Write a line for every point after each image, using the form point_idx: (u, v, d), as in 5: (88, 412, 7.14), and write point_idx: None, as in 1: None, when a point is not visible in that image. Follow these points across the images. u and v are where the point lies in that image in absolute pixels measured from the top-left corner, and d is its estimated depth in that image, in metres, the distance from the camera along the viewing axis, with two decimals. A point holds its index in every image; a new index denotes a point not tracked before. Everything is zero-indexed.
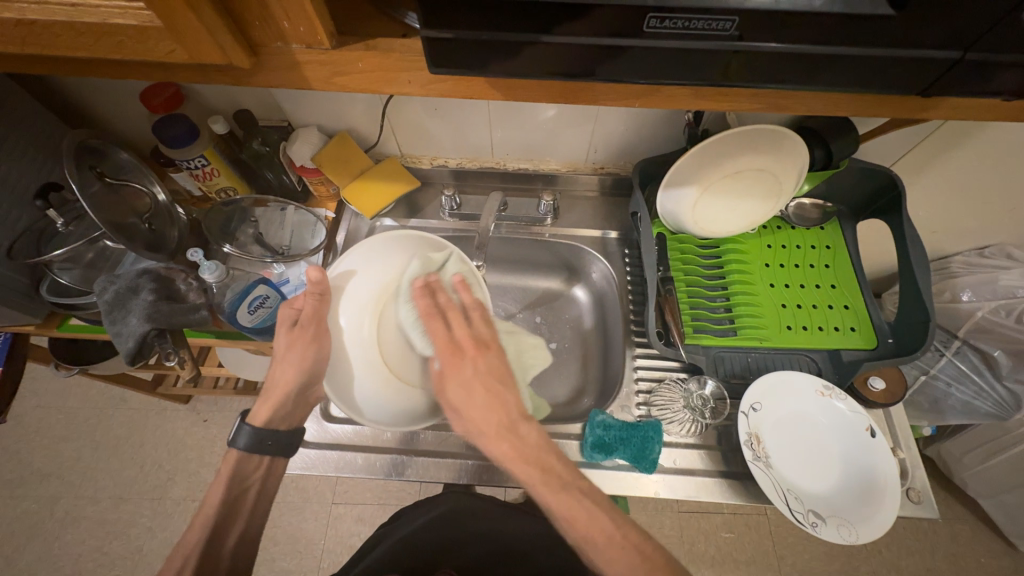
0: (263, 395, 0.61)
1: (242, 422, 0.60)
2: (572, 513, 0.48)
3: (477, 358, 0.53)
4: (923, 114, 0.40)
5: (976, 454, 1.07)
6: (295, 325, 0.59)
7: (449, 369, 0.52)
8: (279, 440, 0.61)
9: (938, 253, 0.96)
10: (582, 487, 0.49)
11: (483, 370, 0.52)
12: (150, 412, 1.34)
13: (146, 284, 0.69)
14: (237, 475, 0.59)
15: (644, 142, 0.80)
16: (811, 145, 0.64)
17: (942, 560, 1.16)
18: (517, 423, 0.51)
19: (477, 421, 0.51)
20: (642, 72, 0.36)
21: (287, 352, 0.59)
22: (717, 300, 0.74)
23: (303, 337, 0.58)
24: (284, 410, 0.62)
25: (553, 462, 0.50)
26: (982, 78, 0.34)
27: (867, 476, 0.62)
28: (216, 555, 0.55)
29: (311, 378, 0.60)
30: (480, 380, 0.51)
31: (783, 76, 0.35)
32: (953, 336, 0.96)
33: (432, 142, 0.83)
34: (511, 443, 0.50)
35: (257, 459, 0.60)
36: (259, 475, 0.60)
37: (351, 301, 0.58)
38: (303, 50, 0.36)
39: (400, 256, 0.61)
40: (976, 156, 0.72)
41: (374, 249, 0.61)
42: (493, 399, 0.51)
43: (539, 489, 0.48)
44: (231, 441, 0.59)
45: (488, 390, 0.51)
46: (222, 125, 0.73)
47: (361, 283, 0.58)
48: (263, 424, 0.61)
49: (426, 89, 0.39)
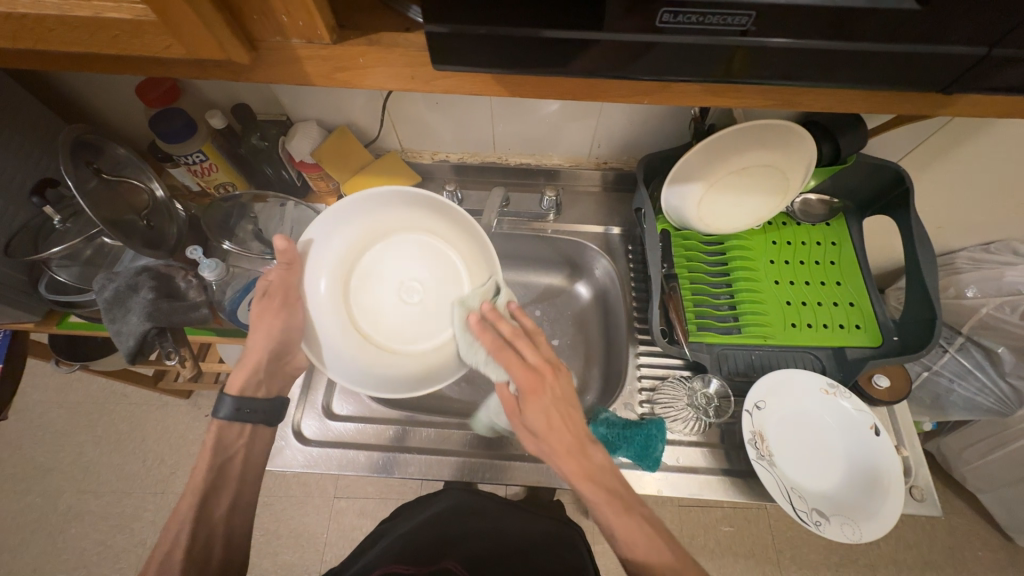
0: (239, 364, 0.61)
1: (221, 392, 0.59)
2: (633, 539, 0.49)
3: (553, 381, 0.55)
4: (939, 111, 0.39)
5: (976, 449, 1.08)
6: (266, 295, 0.60)
7: (528, 399, 0.54)
8: (264, 407, 0.61)
9: (944, 249, 0.95)
10: (644, 514, 0.51)
11: (560, 394, 0.54)
12: (152, 407, 1.35)
13: (145, 282, 0.68)
14: (221, 442, 0.59)
15: (648, 136, 0.78)
16: (819, 141, 0.63)
17: (940, 553, 1.17)
18: (588, 445, 0.54)
19: (546, 445, 0.54)
20: (651, 68, 0.34)
21: (257, 321, 0.60)
22: (721, 297, 0.73)
23: (274, 305, 0.60)
24: (259, 375, 0.62)
25: (616, 484, 0.52)
26: (1004, 74, 0.33)
27: (871, 476, 0.62)
28: (210, 521, 0.55)
29: (283, 344, 0.62)
30: (558, 403, 0.54)
31: (797, 73, 0.34)
32: (957, 333, 0.95)
33: (433, 135, 0.82)
34: (581, 460, 0.53)
35: (239, 427, 0.60)
36: (243, 442, 0.61)
37: (318, 268, 0.64)
38: (303, 44, 0.35)
39: (366, 225, 0.66)
40: (986, 151, 0.71)
41: (342, 212, 0.63)
42: (568, 423, 0.53)
43: (605, 510, 0.51)
44: (213, 412, 0.59)
45: (566, 416, 0.54)
46: (220, 120, 0.71)
47: (330, 249, 0.64)
48: (239, 393, 0.61)
49: (429, 85, 0.38)
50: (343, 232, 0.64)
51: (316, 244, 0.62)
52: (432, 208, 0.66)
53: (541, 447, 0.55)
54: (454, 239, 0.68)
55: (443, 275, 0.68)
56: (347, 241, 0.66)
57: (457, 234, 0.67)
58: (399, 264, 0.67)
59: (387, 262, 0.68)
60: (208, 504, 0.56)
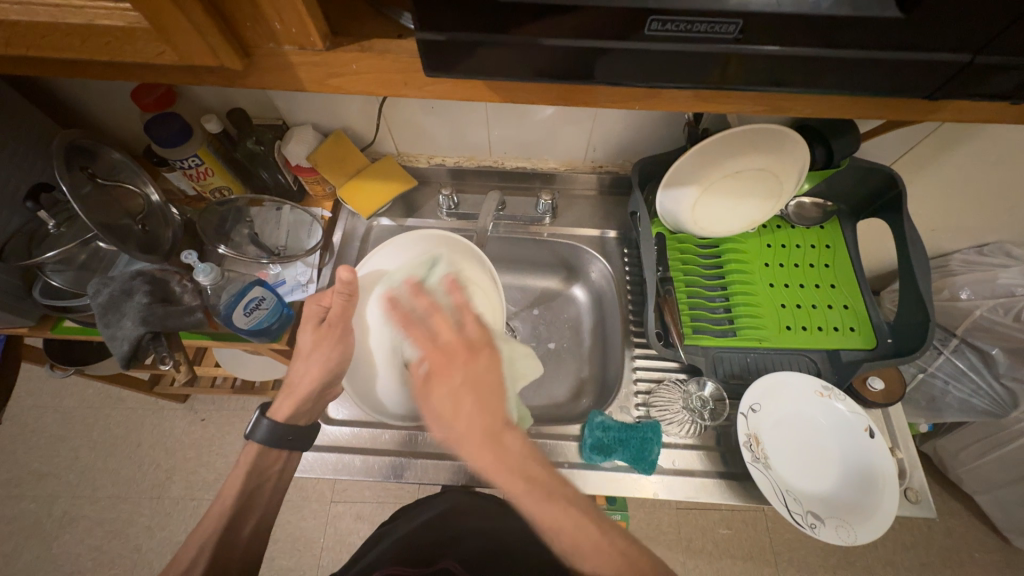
0: (286, 390, 0.63)
1: (261, 416, 0.61)
2: (557, 523, 0.49)
3: (464, 363, 0.56)
4: (927, 116, 0.39)
5: (972, 451, 1.08)
6: (323, 323, 0.63)
7: (437, 375, 0.56)
8: (297, 434, 0.61)
9: (937, 251, 0.96)
10: (567, 495, 0.51)
11: (473, 374, 0.56)
12: (147, 412, 1.34)
13: (140, 287, 0.68)
14: (258, 463, 0.60)
15: (643, 140, 0.79)
16: (811, 144, 0.63)
17: (937, 555, 1.17)
18: (500, 433, 0.53)
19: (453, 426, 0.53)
20: (642, 74, 0.35)
21: (312, 350, 0.62)
22: (716, 300, 0.73)
23: (333, 334, 0.62)
24: (305, 403, 0.64)
25: (537, 470, 0.52)
26: (987, 81, 0.33)
27: (867, 479, 0.62)
28: (231, 545, 0.55)
29: (334, 376, 0.64)
30: (469, 385, 0.55)
31: (786, 80, 0.35)
32: (951, 334, 0.96)
33: (429, 139, 0.82)
34: (497, 451, 0.52)
35: (276, 452, 0.61)
36: (279, 468, 0.61)
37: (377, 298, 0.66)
38: (296, 51, 0.35)
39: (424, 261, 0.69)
40: (978, 154, 0.71)
41: (399, 249, 0.69)
42: (479, 405, 0.54)
43: (524, 498, 0.50)
44: (249, 434, 0.60)
45: (474, 395, 0.54)
46: (216, 125, 0.72)
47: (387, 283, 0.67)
48: (283, 420, 0.62)
49: (422, 91, 0.38)
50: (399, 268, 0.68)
51: (375, 281, 0.67)
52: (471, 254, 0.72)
53: (449, 428, 0.54)
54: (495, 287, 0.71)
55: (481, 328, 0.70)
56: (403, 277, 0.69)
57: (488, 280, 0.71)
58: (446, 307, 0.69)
59: None
60: (218, 507, 0.57)
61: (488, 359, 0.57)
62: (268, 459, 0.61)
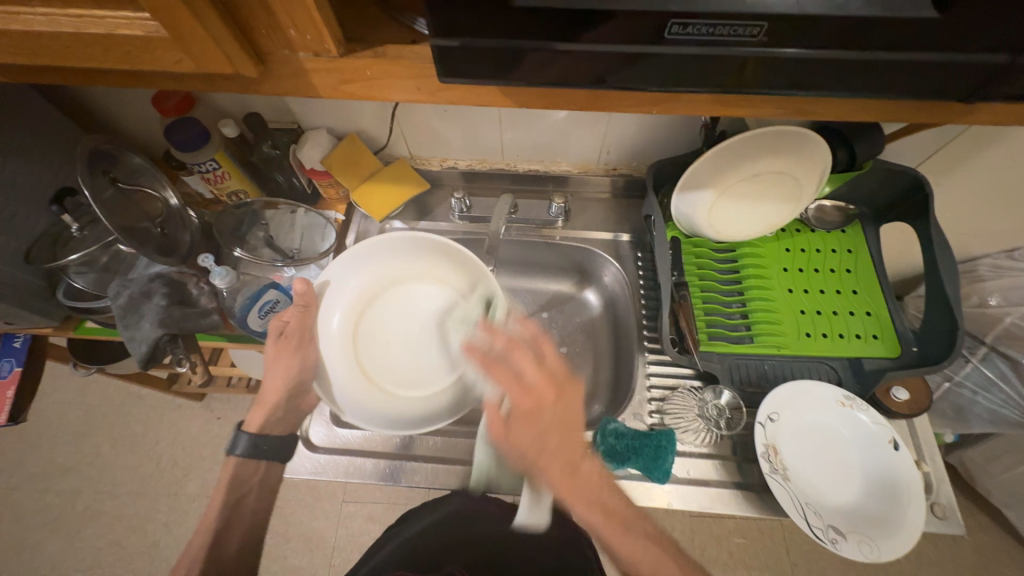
0: (256, 403, 0.62)
1: (238, 431, 0.61)
2: (636, 557, 0.50)
3: (551, 403, 0.57)
4: (960, 119, 0.37)
5: (1000, 463, 1.04)
6: (282, 336, 0.62)
7: (528, 408, 0.57)
8: (274, 444, 0.61)
9: (965, 256, 0.93)
10: (647, 529, 0.53)
11: (556, 416, 0.57)
12: (166, 410, 1.36)
13: (158, 289, 0.69)
14: (237, 476, 0.60)
15: (658, 143, 0.78)
16: (833, 147, 0.62)
17: (962, 570, 1.13)
18: (584, 463, 0.56)
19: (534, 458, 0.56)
20: (660, 79, 0.34)
21: (274, 362, 0.62)
22: (733, 305, 0.72)
23: (294, 346, 0.63)
24: (278, 414, 0.63)
25: (616, 503, 0.55)
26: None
27: (890, 492, 0.60)
28: (220, 560, 0.56)
29: (301, 384, 0.64)
30: (557, 424, 0.57)
31: (810, 82, 0.34)
32: (980, 342, 0.92)
33: (443, 143, 0.82)
34: (574, 480, 0.55)
35: (255, 463, 0.61)
36: (259, 479, 0.61)
37: (332, 306, 0.69)
38: (310, 58, 0.35)
39: (375, 264, 0.72)
40: (1010, 156, 0.69)
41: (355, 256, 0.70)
42: (566, 442, 0.56)
43: (605, 532, 0.52)
44: (228, 449, 0.60)
45: (561, 432, 0.56)
46: (232, 129, 0.73)
47: (342, 290, 0.70)
48: (257, 431, 0.61)
49: (435, 97, 0.37)
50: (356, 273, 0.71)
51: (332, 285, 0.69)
52: (422, 252, 0.72)
53: (535, 456, 0.57)
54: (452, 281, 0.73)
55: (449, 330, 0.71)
56: (358, 282, 0.71)
57: (457, 282, 0.73)
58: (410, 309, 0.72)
59: (396, 302, 0.72)
60: (207, 520, 0.57)
61: (573, 394, 0.58)
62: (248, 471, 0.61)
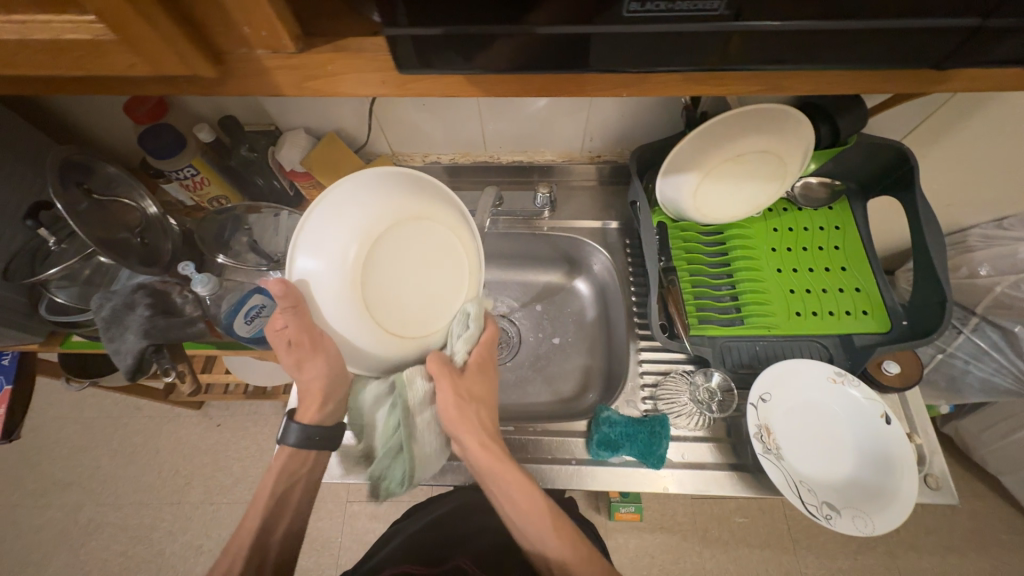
0: (303, 398, 0.63)
1: (289, 421, 0.62)
2: (525, 503, 0.57)
3: (488, 376, 0.67)
4: (934, 87, 0.37)
5: (996, 431, 1.05)
6: (292, 345, 0.59)
7: (480, 372, 0.66)
8: (327, 433, 0.63)
9: (954, 227, 0.93)
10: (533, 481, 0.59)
11: (488, 383, 0.67)
12: (164, 419, 1.36)
13: (141, 300, 0.68)
14: (286, 467, 0.62)
15: (640, 127, 0.77)
16: (816, 124, 0.61)
17: (961, 538, 1.15)
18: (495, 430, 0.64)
19: (466, 409, 0.61)
20: (631, 58, 0.33)
21: (300, 368, 0.61)
22: (722, 288, 0.72)
23: (306, 349, 0.59)
24: (328, 404, 0.64)
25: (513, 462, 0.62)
26: (994, 47, 0.32)
27: (882, 466, 0.60)
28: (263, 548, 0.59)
29: (337, 375, 0.63)
30: (488, 388, 0.66)
31: (780, 56, 0.33)
32: (970, 313, 0.94)
33: (424, 137, 0.81)
34: (493, 435, 0.62)
35: (304, 455, 0.63)
36: (308, 470, 0.64)
37: (315, 280, 0.56)
38: (269, 55, 0.34)
39: (347, 215, 0.56)
40: (994, 124, 0.69)
41: (326, 210, 0.56)
42: (489, 404, 0.65)
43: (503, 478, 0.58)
44: (282, 440, 0.62)
45: (490, 395, 0.66)
46: (207, 133, 0.71)
47: (317, 264, 0.55)
48: (312, 423, 0.63)
49: (402, 90, 0.36)
50: (327, 235, 0.55)
51: (311, 259, 0.55)
52: (401, 182, 0.59)
53: (466, 404, 0.61)
54: (442, 208, 0.63)
55: (455, 260, 0.64)
56: (333, 244, 0.55)
57: (444, 206, 0.63)
58: (408, 252, 0.60)
59: (393, 252, 0.59)
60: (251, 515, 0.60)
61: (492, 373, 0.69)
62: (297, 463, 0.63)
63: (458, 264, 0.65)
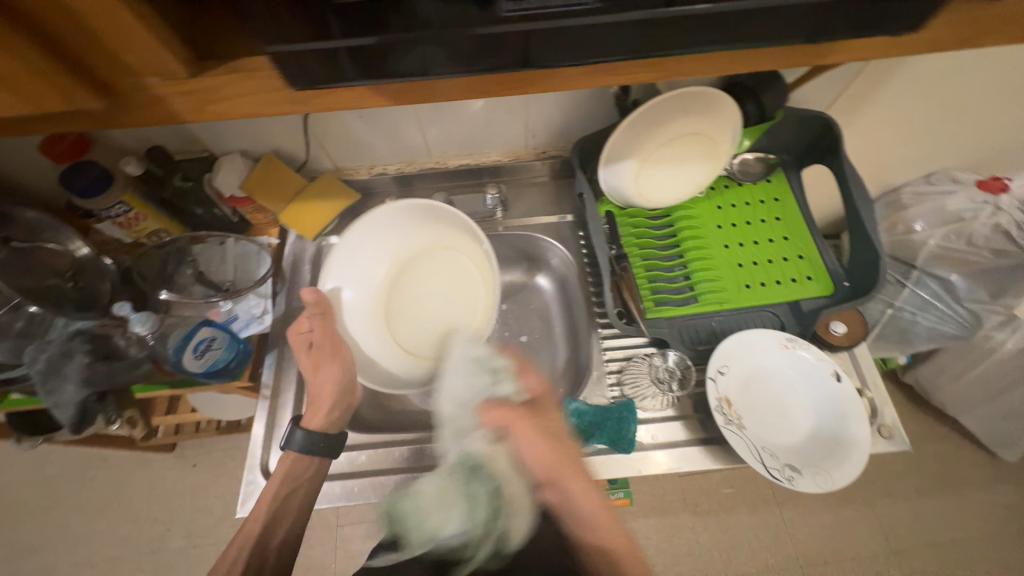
0: (310, 403, 0.65)
1: (293, 427, 0.63)
2: (623, 564, 0.53)
3: (546, 411, 0.60)
4: (822, 60, 0.38)
5: (950, 374, 1.11)
6: (313, 347, 0.65)
7: (541, 406, 0.60)
8: (328, 441, 0.64)
9: (888, 186, 0.98)
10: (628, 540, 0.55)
11: (553, 419, 0.60)
12: (134, 468, 1.30)
13: (80, 347, 0.64)
14: (291, 472, 0.62)
15: (579, 120, 0.78)
16: (742, 101, 0.64)
17: (930, 479, 1.21)
18: (585, 473, 0.58)
19: (547, 457, 0.56)
20: (530, 55, 0.34)
21: (314, 371, 0.65)
22: (675, 269, 0.73)
23: (326, 352, 0.66)
24: (336, 411, 0.66)
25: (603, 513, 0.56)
26: (859, 17, 0.34)
27: (838, 424, 0.63)
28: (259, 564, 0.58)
29: (347, 381, 0.66)
30: (553, 426, 0.59)
31: (663, 43, 0.34)
32: (911, 267, 0.99)
33: (368, 149, 0.80)
34: (584, 490, 0.56)
35: (307, 461, 0.63)
36: (310, 474, 0.63)
37: (348, 302, 0.72)
38: (160, 82, 0.33)
39: (379, 250, 0.74)
40: (905, 86, 0.73)
41: (362, 245, 0.72)
42: (563, 447, 0.58)
43: (600, 537, 0.55)
44: (285, 444, 0.62)
45: (560, 437, 0.58)
46: (134, 165, 0.68)
47: (349, 289, 0.72)
48: (316, 429, 0.64)
49: (306, 105, 0.36)
50: (359, 266, 0.72)
51: (343, 285, 0.71)
52: (425, 217, 0.74)
53: (547, 455, 0.56)
54: (462, 240, 0.74)
55: (473, 287, 0.74)
56: (366, 272, 0.73)
57: (464, 238, 0.73)
58: (431, 279, 0.75)
59: (414, 278, 0.76)
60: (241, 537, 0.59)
61: (551, 403, 0.61)
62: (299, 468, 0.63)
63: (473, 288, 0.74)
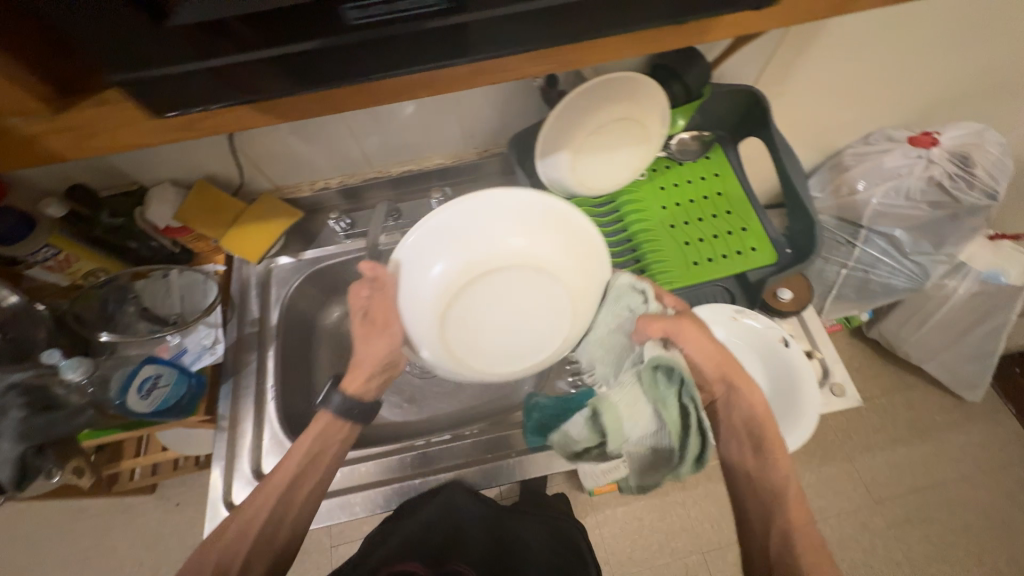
0: (352, 366, 0.62)
1: (335, 390, 0.62)
2: (780, 459, 0.58)
3: (696, 318, 0.64)
4: (706, 39, 0.39)
5: (910, 325, 1.15)
6: (367, 318, 0.61)
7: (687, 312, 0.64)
8: (365, 409, 0.63)
9: (831, 150, 1.00)
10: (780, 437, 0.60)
11: (700, 324, 0.64)
12: (114, 515, 1.26)
13: (13, 403, 0.61)
14: (325, 432, 0.61)
15: (516, 115, 0.78)
16: (669, 84, 0.65)
17: (904, 428, 1.25)
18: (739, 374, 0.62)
19: (709, 357, 0.61)
20: (402, 59, 0.34)
21: (364, 340, 0.62)
22: (625, 254, 0.74)
23: (376, 326, 0.61)
24: (375, 380, 0.63)
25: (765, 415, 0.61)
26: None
27: (790, 387, 0.66)
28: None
29: (394, 354, 0.62)
30: (704, 332, 0.62)
31: (538, 37, 0.34)
32: (858, 226, 1.01)
33: (306, 164, 0.79)
34: (748, 386, 0.61)
35: (341, 424, 0.62)
36: (343, 437, 0.63)
37: (412, 280, 0.57)
38: (24, 122, 0.32)
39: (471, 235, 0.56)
40: (826, 52, 0.74)
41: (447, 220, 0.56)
42: (715, 350, 0.62)
43: (768, 435, 0.59)
44: (323, 403, 0.62)
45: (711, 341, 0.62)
46: (57, 207, 0.65)
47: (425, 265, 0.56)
48: (355, 395, 0.62)
49: (188, 132, 0.36)
50: (441, 243, 0.56)
51: (410, 260, 0.57)
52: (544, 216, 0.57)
53: (708, 354, 0.61)
54: (580, 263, 0.58)
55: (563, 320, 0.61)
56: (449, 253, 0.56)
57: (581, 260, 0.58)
58: (521, 293, 0.58)
59: (500, 287, 0.57)
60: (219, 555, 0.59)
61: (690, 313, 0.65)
62: (332, 431, 0.62)
63: (563, 317, 0.60)
